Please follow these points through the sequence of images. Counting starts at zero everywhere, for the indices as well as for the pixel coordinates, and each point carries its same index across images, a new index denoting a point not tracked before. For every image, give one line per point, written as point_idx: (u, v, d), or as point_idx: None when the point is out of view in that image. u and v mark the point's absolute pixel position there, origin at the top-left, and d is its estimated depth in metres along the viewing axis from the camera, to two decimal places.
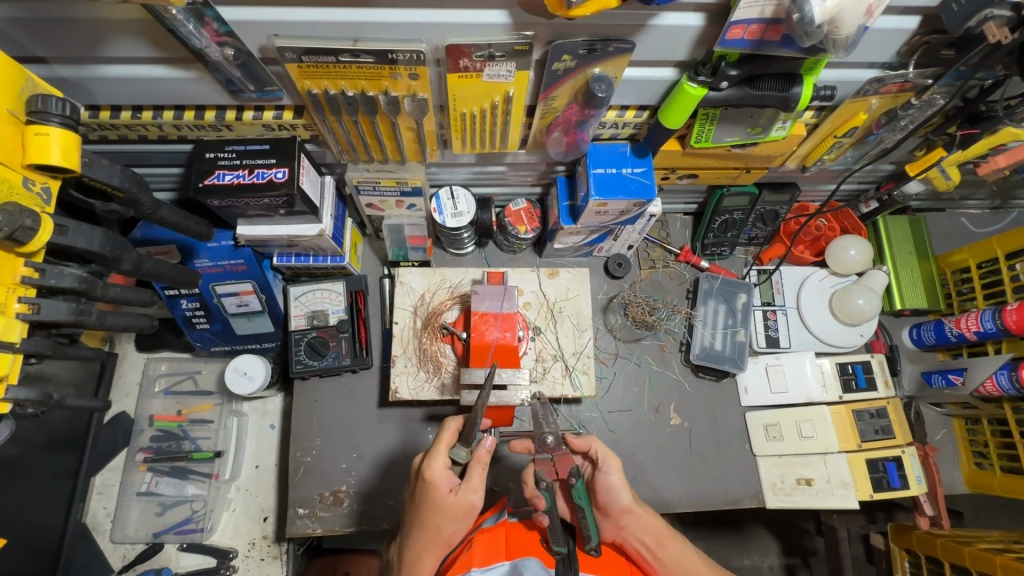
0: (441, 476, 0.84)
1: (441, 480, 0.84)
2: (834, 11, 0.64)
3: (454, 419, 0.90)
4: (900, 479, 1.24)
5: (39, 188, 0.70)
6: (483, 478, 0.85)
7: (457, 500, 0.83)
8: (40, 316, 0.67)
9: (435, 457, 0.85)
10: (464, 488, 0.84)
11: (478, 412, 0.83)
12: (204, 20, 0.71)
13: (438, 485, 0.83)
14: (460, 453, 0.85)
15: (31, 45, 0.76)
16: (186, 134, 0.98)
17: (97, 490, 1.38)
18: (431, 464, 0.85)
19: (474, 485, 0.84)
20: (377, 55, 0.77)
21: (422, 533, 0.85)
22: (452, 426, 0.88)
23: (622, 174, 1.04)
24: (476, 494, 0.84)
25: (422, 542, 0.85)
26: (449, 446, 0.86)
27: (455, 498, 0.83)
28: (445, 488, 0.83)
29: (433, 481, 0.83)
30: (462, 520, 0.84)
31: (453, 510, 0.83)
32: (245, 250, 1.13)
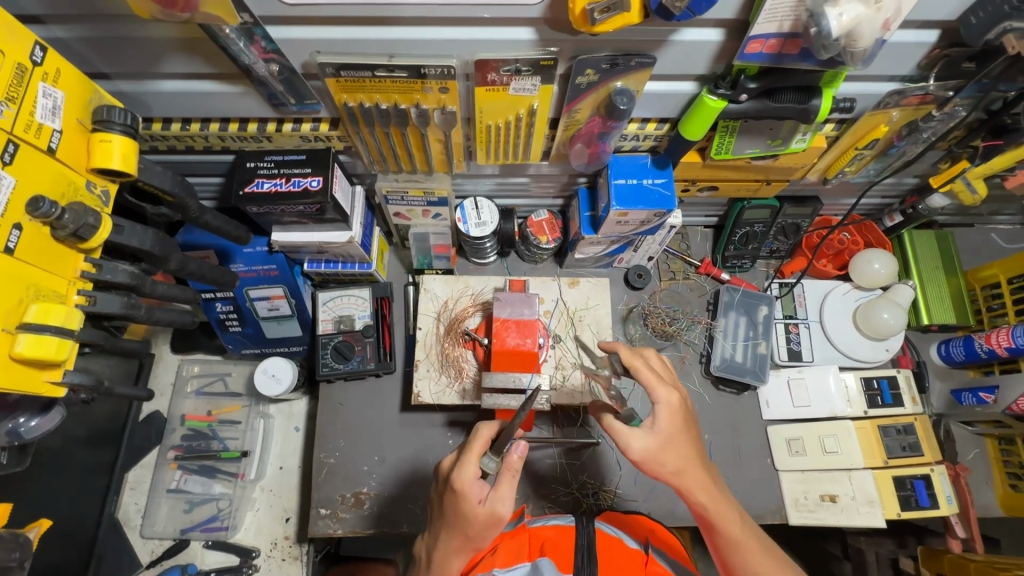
0: (471, 487, 0.84)
1: (470, 489, 0.84)
2: (851, 24, 0.66)
3: (486, 426, 0.89)
4: (929, 498, 1.21)
5: (100, 190, 0.75)
6: (512, 488, 0.85)
7: (486, 511, 0.83)
8: (95, 308, 0.73)
9: (466, 465, 0.85)
10: (493, 499, 0.84)
11: (511, 424, 0.83)
12: (253, 39, 0.77)
13: (468, 495, 0.84)
14: (490, 463, 0.87)
15: (97, 61, 0.83)
16: (229, 145, 1.05)
17: (130, 485, 1.43)
18: (462, 474, 0.84)
19: (503, 494, 0.84)
20: (410, 70, 0.82)
21: (451, 537, 0.86)
22: (484, 434, 0.88)
23: (643, 185, 1.06)
24: (504, 503, 0.84)
25: (451, 546, 0.87)
26: (479, 454, 0.87)
27: (484, 509, 0.83)
28: (475, 498, 0.84)
29: (462, 491, 0.84)
30: (491, 528, 0.85)
31: (482, 520, 0.84)
32: (278, 256, 1.19)
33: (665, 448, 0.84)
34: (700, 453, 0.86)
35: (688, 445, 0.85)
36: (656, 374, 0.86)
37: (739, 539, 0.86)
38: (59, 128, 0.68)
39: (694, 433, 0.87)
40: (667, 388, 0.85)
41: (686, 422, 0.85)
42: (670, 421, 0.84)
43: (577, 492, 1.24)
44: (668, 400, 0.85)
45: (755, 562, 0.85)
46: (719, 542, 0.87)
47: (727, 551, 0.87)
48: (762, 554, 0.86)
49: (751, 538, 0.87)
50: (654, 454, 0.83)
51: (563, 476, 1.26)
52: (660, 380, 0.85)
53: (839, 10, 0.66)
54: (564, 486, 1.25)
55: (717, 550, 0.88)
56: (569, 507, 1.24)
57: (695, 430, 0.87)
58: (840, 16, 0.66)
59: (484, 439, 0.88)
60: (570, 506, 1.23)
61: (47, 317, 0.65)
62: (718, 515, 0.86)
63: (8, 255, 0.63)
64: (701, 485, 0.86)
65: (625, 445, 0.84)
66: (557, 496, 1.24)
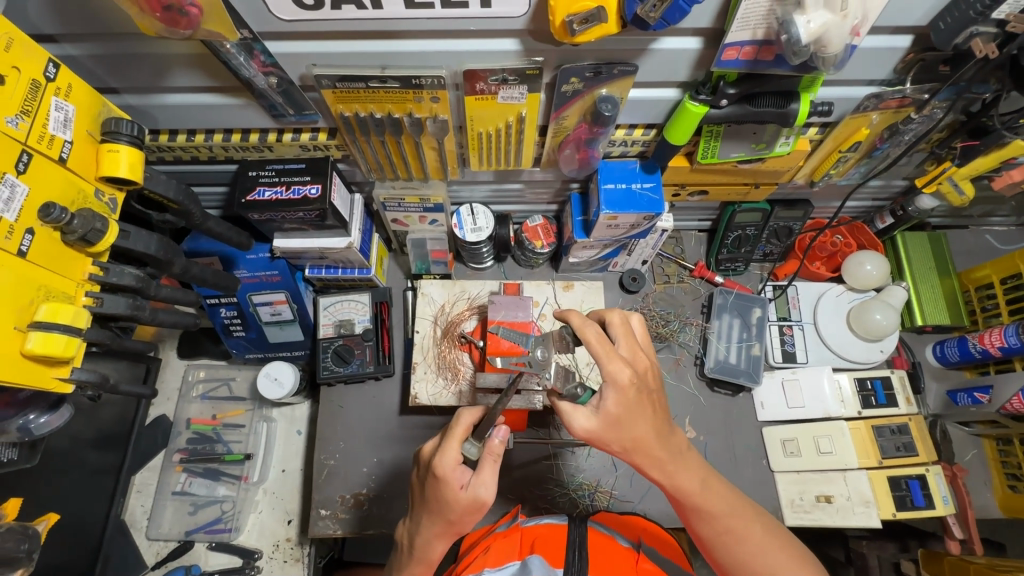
0: (453, 473, 0.85)
1: (452, 476, 0.85)
2: (818, 32, 0.69)
3: (468, 412, 0.90)
4: (924, 498, 1.21)
5: (107, 198, 0.80)
6: (494, 473, 0.86)
7: (468, 497, 0.84)
8: (102, 309, 0.76)
9: (448, 452, 0.86)
10: (475, 484, 0.84)
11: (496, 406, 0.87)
12: (253, 53, 0.82)
13: (450, 481, 0.85)
14: (472, 449, 0.87)
15: (106, 77, 0.88)
16: (232, 155, 1.09)
17: (137, 488, 1.46)
18: (444, 460, 0.85)
19: (484, 480, 0.85)
20: (402, 80, 0.85)
21: (434, 522, 0.88)
22: (465, 420, 0.89)
23: (632, 190, 1.09)
24: (485, 489, 0.84)
25: (434, 532, 0.88)
26: (461, 439, 0.88)
27: (466, 495, 0.84)
28: (457, 484, 0.85)
29: (444, 477, 0.85)
30: (472, 513, 0.86)
31: (463, 506, 0.85)
32: (280, 262, 1.22)
33: (611, 426, 0.83)
34: (654, 429, 0.85)
35: (641, 420, 0.84)
36: (606, 348, 0.83)
37: (701, 505, 0.88)
38: (69, 139, 0.73)
39: (651, 406, 0.85)
40: (616, 365, 0.82)
41: (637, 401, 0.83)
42: (619, 399, 0.82)
43: (574, 493, 1.26)
44: (615, 379, 0.81)
45: (719, 525, 0.88)
46: (685, 508, 0.90)
47: (695, 516, 0.90)
48: (726, 517, 0.89)
49: (714, 502, 0.89)
50: (599, 433, 0.83)
51: (559, 478, 1.27)
52: (610, 355, 0.82)
53: (807, 18, 0.69)
54: (560, 488, 1.26)
55: (684, 514, 0.91)
56: (566, 508, 1.25)
57: (652, 404, 0.85)
58: (808, 24, 0.69)
59: (466, 425, 0.89)
60: (566, 507, 1.25)
61: (56, 316, 0.69)
62: (677, 485, 0.88)
63: (21, 258, 0.67)
64: (657, 457, 0.86)
65: (569, 424, 0.84)
66: (553, 497, 1.26)
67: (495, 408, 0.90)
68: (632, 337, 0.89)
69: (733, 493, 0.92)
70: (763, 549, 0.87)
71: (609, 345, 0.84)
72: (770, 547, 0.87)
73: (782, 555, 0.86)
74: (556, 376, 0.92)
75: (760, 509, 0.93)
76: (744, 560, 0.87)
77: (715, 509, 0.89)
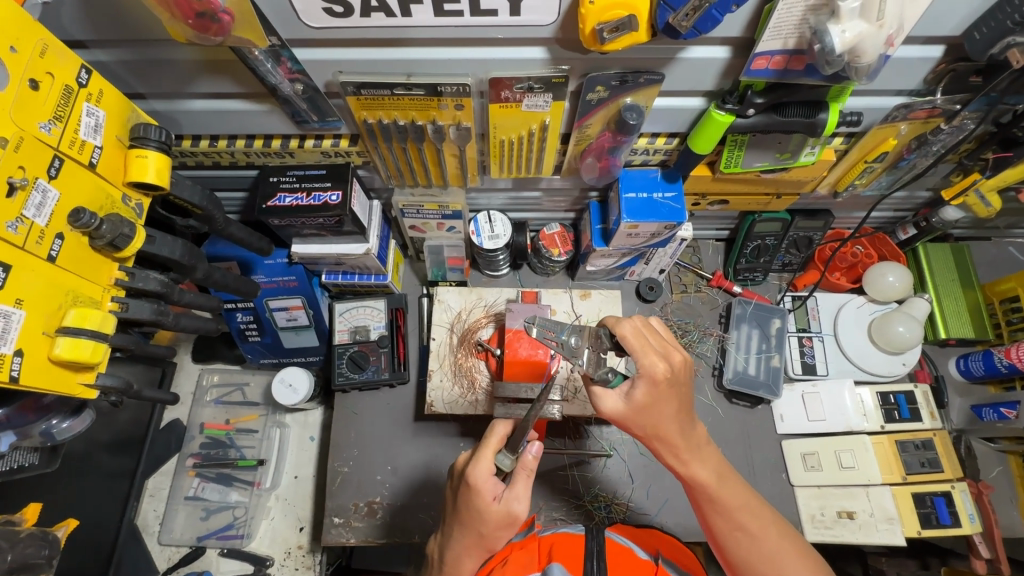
0: (487, 484, 0.85)
1: (485, 487, 0.84)
2: (853, 41, 0.69)
3: (501, 424, 0.91)
4: (950, 516, 1.19)
5: (134, 203, 0.80)
6: (527, 487, 0.87)
7: (501, 510, 0.84)
8: (127, 314, 0.77)
9: (482, 461, 0.86)
10: (509, 497, 0.85)
11: (529, 419, 0.86)
12: (280, 60, 0.82)
13: (484, 493, 0.84)
14: (506, 461, 0.88)
15: (133, 82, 0.89)
16: (254, 161, 1.10)
17: (149, 492, 1.46)
18: (479, 470, 0.85)
19: (517, 493, 0.86)
20: (427, 88, 0.85)
21: (464, 534, 0.87)
22: (498, 432, 0.90)
23: (654, 199, 1.08)
24: (518, 503, 0.85)
25: (465, 545, 0.88)
26: (495, 450, 0.89)
27: (499, 507, 0.84)
28: (490, 496, 0.84)
29: (477, 487, 0.84)
30: (505, 528, 0.86)
31: (497, 518, 0.84)
32: (298, 267, 1.22)
33: (636, 413, 0.83)
34: (676, 420, 0.85)
35: (666, 411, 0.83)
36: (642, 341, 0.83)
37: (716, 496, 0.87)
38: (99, 144, 0.73)
39: (678, 400, 0.85)
40: (650, 357, 0.81)
41: (666, 393, 0.82)
42: (648, 391, 0.82)
43: (590, 504, 1.24)
44: (647, 369, 0.81)
45: (733, 519, 0.87)
46: (700, 500, 0.89)
47: (709, 509, 0.89)
48: (740, 512, 0.88)
49: (729, 494, 0.88)
50: (625, 418, 0.84)
51: (575, 488, 1.25)
52: (644, 348, 0.81)
53: (842, 28, 0.68)
54: (576, 499, 1.24)
55: (699, 507, 0.90)
56: (581, 519, 1.23)
57: (679, 399, 0.85)
58: (842, 33, 0.68)
59: (500, 437, 0.90)
60: (582, 519, 1.23)
61: (84, 321, 0.69)
62: (692, 475, 0.87)
63: (50, 263, 0.67)
64: (675, 447, 0.86)
65: (597, 406, 0.86)
66: (569, 508, 1.24)
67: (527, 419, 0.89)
68: (664, 335, 0.88)
69: (749, 492, 0.91)
70: (774, 555, 0.86)
71: (645, 339, 0.83)
72: (785, 552, 0.86)
73: (795, 560, 0.86)
74: (590, 363, 0.87)
75: (777, 515, 0.91)
76: (753, 559, 0.87)
77: (732, 503, 0.88)
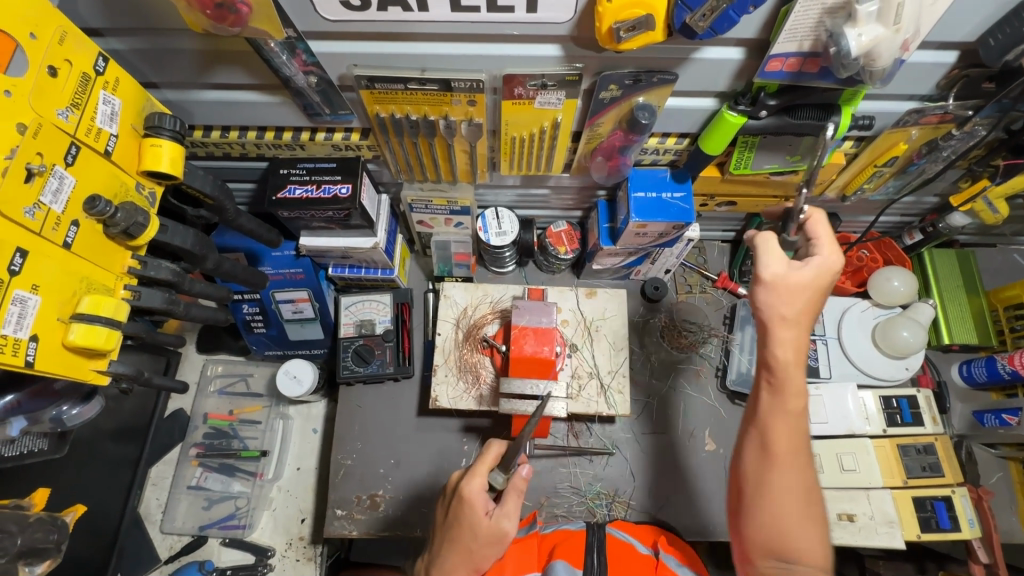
0: (477, 499, 0.88)
1: (477, 500, 0.88)
2: (869, 45, 0.69)
3: (497, 442, 0.95)
4: (950, 521, 1.20)
5: (147, 192, 0.80)
6: (517, 506, 0.89)
7: (490, 525, 0.87)
8: (139, 302, 0.77)
9: (475, 476, 0.90)
10: (498, 514, 0.87)
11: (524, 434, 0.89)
12: (295, 52, 0.82)
13: (474, 506, 0.87)
14: (498, 478, 0.89)
15: (148, 72, 0.89)
16: (264, 152, 1.10)
17: (152, 481, 1.46)
18: (471, 484, 0.89)
19: (507, 511, 0.88)
20: (440, 83, 0.86)
21: (452, 554, 0.88)
22: (493, 450, 0.93)
23: (662, 199, 1.08)
24: (508, 521, 0.88)
25: (453, 566, 0.88)
26: (488, 467, 0.92)
27: (489, 522, 0.87)
28: (481, 510, 0.88)
29: (471, 500, 0.88)
30: (492, 545, 0.88)
31: (486, 534, 0.87)
32: (305, 260, 1.23)
33: (776, 323, 0.80)
34: (803, 350, 0.81)
35: (802, 338, 0.81)
36: (781, 252, 0.83)
37: (775, 426, 0.81)
38: (115, 133, 0.73)
39: (818, 333, 0.82)
40: (792, 268, 0.81)
41: (817, 301, 0.81)
42: (787, 295, 0.80)
43: (591, 501, 1.24)
44: (788, 269, 0.81)
45: (779, 448, 0.80)
46: (758, 420, 0.82)
47: (760, 430, 0.82)
48: (784, 454, 0.80)
49: (795, 433, 0.81)
50: (767, 317, 0.80)
51: (577, 485, 1.26)
52: (779, 251, 0.82)
53: (858, 31, 0.69)
54: (577, 495, 1.25)
55: (749, 420, 0.84)
56: (582, 516, 1.23)
57: (814, 333, 0.82)
58: (859, 37, 0.69)
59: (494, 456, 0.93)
60: (583, 516, 1.23)
61: (99, 308, 0.70)
62: (769, 408, 0.81)
63: (66, 250, 0.68)
64: (790, 375, 0.81)
65: (751, 284, 0.82)
66: (570, 504, 1.24)
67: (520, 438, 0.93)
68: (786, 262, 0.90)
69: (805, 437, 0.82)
70: (789, 489, 0.79)
71: (732, 263, 0.87)
72: (804, 490, 0.79)
73: (808, 508, 0.78)
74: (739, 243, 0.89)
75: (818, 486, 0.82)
76: (767, 479, 0.79)
77: (780, 443, 0.80)
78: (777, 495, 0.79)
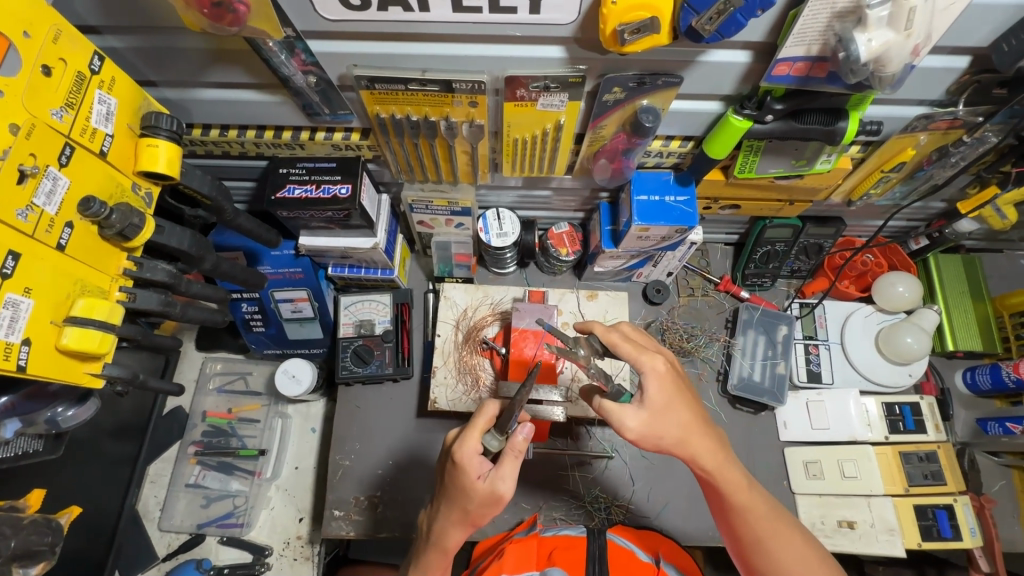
0: (472, 462, 0.84)
1: (471, 465, 0.84)
2: (880, 49, 0.68)
3: (491, 403, 0.88)
4: (951, 529, 1.19)
5: (144, 192, 0.79)
6: (514, 469, 0.85)
7: (484, 488, 0.83)
8: (135, 304, 0.77)
9: (468, 440, 0.85)
10: (494, 477, 0.83)
11: (517, 401, 0.83)
12: (295, 52, 0.81)
13: (468, 470, 0.83)
14: (492, 441, 0.86)
15: (145, 70, 0.88)
16: (263, 151, 1.09)
17: (150, 479, 1.46)
18: (464, 449, 0.84)
19: (504, 474, 0.84)
20: (441, 84, 0.84)
21: (449, 510, 0.87)
22: (488, 411, 0.87)
23: (665, 202, 1.07)
24: (504, 484, 0.84)
25: (451, 520, 0.87)
26: (482, 430, 0.86)
27: (483, 485, 0.83)
28: (474, 474, 0.83)
29: (463, 464, 0.84)
30: (488, 505, 0.85)
31: (480, 496, 0.84)
32: (304, 259, 1.22)
33: (657, 418, 0.83)
34: (700, 419, 0.86)
35: (686, 410, 0.84)
36: (636, 345, 0.87)
37: (748, 504, 0.87)
38: (111, 133, 0.72)
39: (691, 399, 0.87)
40: (649, 357, 0.85)
41: (677, 388, 0.84)
42: (660, 388, 0.83)
43: (589, 505, 1.23)
44: (652, 372, 0.84)
45: (762, 528, 0.87)
46: (726, 505, 0.88)
47: (736, 515, 0.88)
48: (763, 520, 0.87)
49: (758, 501, 0.87)
50: (649, 427, 0.82)
51: (575, 489, 1.25)
52: (638, 350, 0.85)
53: (869, 36, 0.67)
54: (576, 499, 1.24)
55: (723, 511, 0.89)
56: (581, 520, 1.23)
57: (690, 395, 0.87)
58: (869, 42, 0.67)
59: (488, 417, 0.87)
60: (582, 520, 1.22)
61: (92, 311, 0.69)
62: (723, 478, 0.86)
63: (59, 251, 0.67)
64: (708, 450, 0.85)
65: (619, 424, 0.82)
66: (569, 508, 1.24)
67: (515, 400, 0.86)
68: (650, 338, 0.93)
69: (771, 503, 0.89)
70: (804, 560, 0.86)
71: (637, 343, 0.88)
72: (806, 555, 0.86)
73: (817, 565, 0.86)
74: (599, 373, 0.86)
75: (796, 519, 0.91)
76: (782, 564, 0.86)
77: (760, 510, 0.87)
78: (778, 556, 0.86)
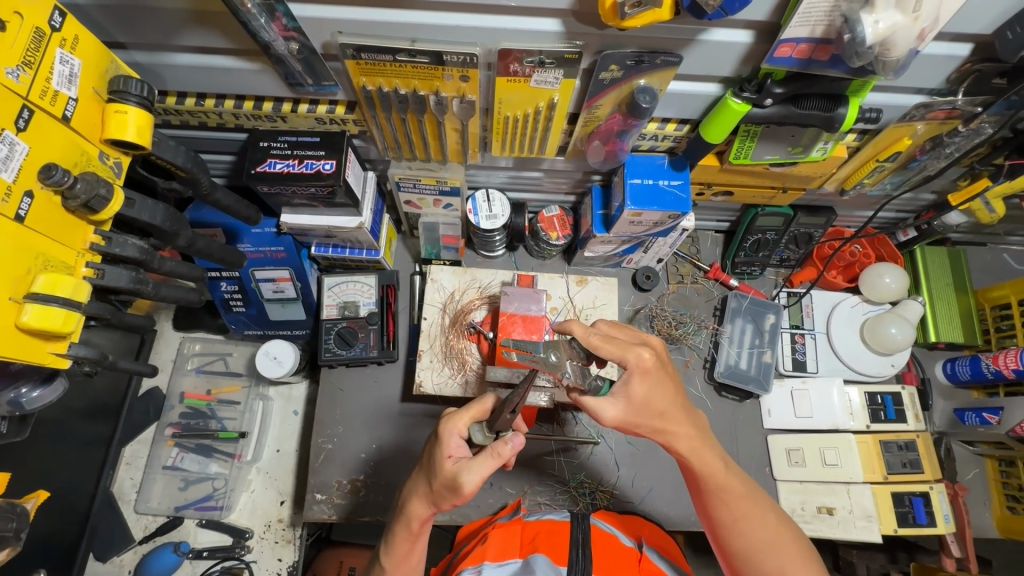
0: (450, 441, 0.82)
1: (449, 442, 0.82)
2: (885, 33, 0.66)
3: (490, 396, 0.87)
4: (927, 516, 1.22)
5: (112, 162, 0.74)
6: (488, 468, 0.79)
7: (449, 469, 0.80)
8: (103, 281, 0.73)
9: (455, 419, 0.84)
10: (462, 463, 0.79)
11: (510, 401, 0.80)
12: (275, 15, 0.76)
13: (443, 446, 0.82)
14: (479, 435, 0.85)
15: (113, 30, 0.83)
16: (243, 123, 1.04)
17: (126, 460, 1.43)
18: (450, 425, 0.83)
19: (477, 466, 0.78)
20: (432, 56, 0.80)
21: (420, 480, 0.86)
22: (485, 403, 0.86)
23: (659, 186, 1.05)
24: (470, 475, 0.77)
25: (418, 491, 0.85)
26: (473, 419, 0.85)
27: (449, 466, 0.80)
28: (448, 452, 0.82)
29: (442, 440, 0.82)
30: (450, 492, 0.80)
31: (444, 476, 0.80)
32: (286, 238, 1.17)
33: (635, 411, 0.84)
34: (680, 405, 0.85)
35: (667, 399, 0.84)
36: (618, 343, 0.83)
37: (722, 485, 0.86)
38: (74, 96, 0.67)
39: (675, 387, 0.85)
40: (634, 352, 0.82)
41: (659, 381, 0.83)
42: (643, 383, 0.82)
43: (575, 490, 1.23)
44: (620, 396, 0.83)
45: (737, 510, 0.86)
46: (703, 488, 0.88)
47: (712, 500, 0.87)
48: (742, 501, 0.86)
49: (735, 483, 0.87)
50: (625, 419, 0.84)
51: (560, 473, 1.24)
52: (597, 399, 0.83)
53: (875, 17, 0.66)
54: (561, 483, 1.24)
55: (702, 497, 0.89)
56: (565, 504, 1.22)
57: (676, 383, 0.86)
58: (875, 24, 0.66)
59: (483, 408, 0.86)
60: (566, 504, 1.22)
61: (55, 288, 0.65)
62: (700, 460, 0.86)
63: (18, 223, 0.63)
64: (686, 434, 0.86)
65: (597, 415, 0.84)
66: (554, 493, 1.23)
67: (509, 402, 0.82)
68: (630, 329, 0.90)
69: (748, 485, 0.88)
70: (774, 543, 0.84)
71: (617, 340, 0.84)
72: (784, 540, 0.84)
73: (793, 556, 0.83)
74: (575, 374, 0.87)
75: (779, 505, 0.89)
76: (753, 549, 0.84)
77: (738, 492, 0.86)
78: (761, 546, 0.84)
